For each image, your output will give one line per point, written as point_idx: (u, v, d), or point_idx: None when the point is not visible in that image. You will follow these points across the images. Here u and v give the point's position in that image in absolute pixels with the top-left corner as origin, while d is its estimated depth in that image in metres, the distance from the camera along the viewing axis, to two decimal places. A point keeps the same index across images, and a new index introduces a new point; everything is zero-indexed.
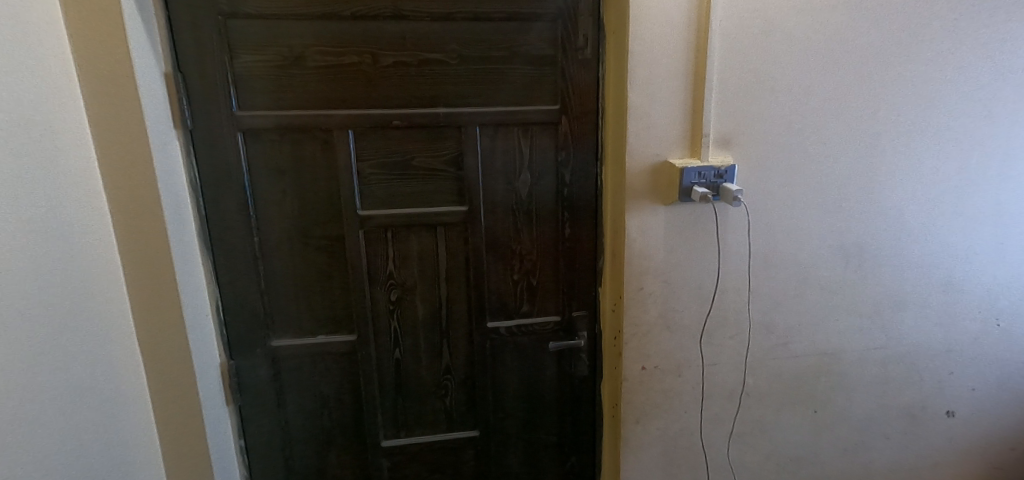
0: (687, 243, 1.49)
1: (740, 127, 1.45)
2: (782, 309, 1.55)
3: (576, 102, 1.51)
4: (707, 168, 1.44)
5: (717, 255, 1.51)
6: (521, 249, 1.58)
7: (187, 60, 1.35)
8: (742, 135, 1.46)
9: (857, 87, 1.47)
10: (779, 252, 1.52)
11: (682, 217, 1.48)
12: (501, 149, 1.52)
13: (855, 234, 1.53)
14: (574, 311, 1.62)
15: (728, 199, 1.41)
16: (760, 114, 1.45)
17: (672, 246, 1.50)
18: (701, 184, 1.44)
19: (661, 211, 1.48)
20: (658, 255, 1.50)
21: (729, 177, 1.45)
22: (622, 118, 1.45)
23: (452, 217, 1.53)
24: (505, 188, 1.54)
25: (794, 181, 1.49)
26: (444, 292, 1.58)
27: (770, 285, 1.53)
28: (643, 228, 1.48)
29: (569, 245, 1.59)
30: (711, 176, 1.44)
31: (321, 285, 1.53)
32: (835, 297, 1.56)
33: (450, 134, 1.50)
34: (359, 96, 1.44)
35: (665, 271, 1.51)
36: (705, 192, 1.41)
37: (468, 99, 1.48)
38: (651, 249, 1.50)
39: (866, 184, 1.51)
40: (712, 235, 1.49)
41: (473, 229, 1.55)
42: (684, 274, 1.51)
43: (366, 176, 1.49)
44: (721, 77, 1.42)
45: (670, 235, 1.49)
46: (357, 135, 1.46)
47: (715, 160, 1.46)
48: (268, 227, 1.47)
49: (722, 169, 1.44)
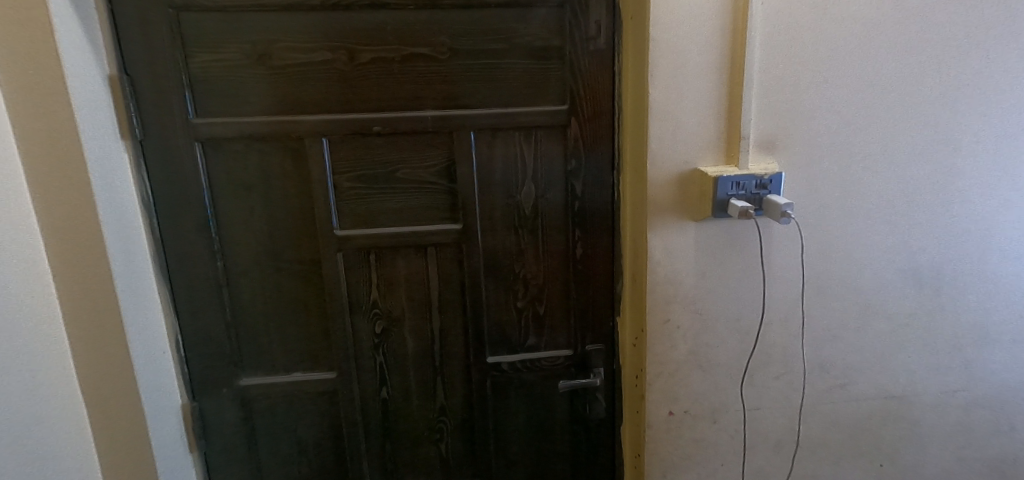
0: (723, 266, 1.26)
1: (785, 126, 1.21)
2: (840, 343, 1.29)
3: (588, 101, 1.29)
4: (747, 177, 1.20)
5: (759, 280, 1.26)
6: (525, 273, 1.36)
7: (135, 62, 1.18)
8: (788, 136, 1.21)
9: (932, 75, 1.21)
10: (835, 275, 1.27)
11: (716, 236, 1.24)
12: (501, 158, 1.30)
13: (929, 254, 1.26)
14: (589, 344, 1.38)
15: (773, 215, 1.16)
16: (810, 111, 1.21)
17: (704, 270, 1.26)
18: (739, 196, 1.20)
19: (690, 229, 1.25)
20: (687, 280, 1.27)
21: (774, 188, 1.21)
22: (642, 120, 1.23)
23: (444, 237, 1.33)
24: (505, 203, 1.32)
25: (852, 190, 1.24)
26: (437, 322, 1.37)
27: (825, 315, 1.28)
28: (668, 249, 1.26)
29: (582, 268, 1.36)
30: (752, 187, 1.20)
31: (296, 315, 1.34)
32: (904, 329, 1.29)
33: (440, 141, 1.29)
34: (335, 99, 1.24)
35: (696, 299, 1.27)
36: (747, 207, 1.16)
37: (461, 100, 1.27)
38: (678, 273, 1.26)
39: (944, 193, 1.24)
40: (753, 257, 1.25)
41: (469, 251, 1.33)
42: (719, 302, 1.27)
43: (344, 191, 1.29)
44: (762, 67, 1.19)
45: (702, 257, 1.25)
46: (333, 144, 1.26)
47: (757, 167, 1.22)
48: (233, 251, 1.30)
49: (766, 178, 1.20)
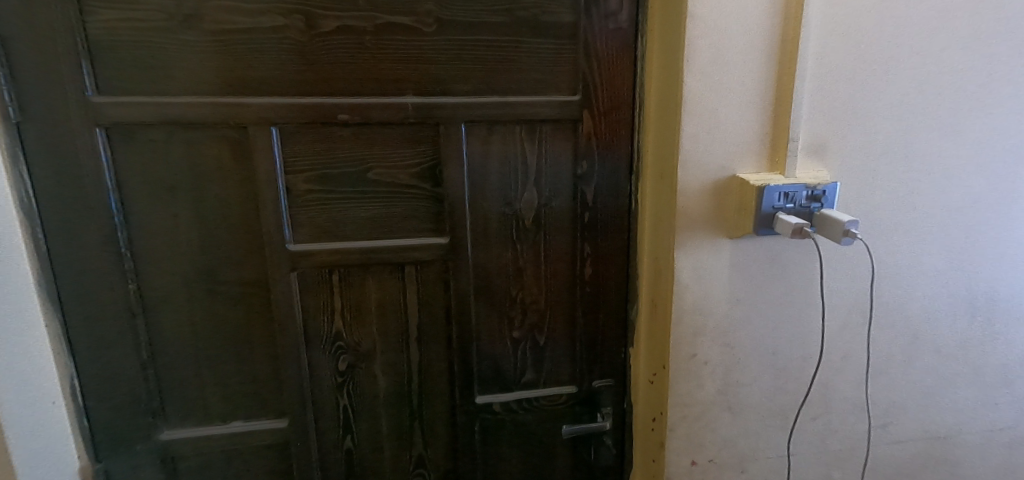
0: (761, 292, 1.07)
1: (839, 128, 1.02)
2: (884, 378, 1.13)
3: (604, 91, 1.06)
4: (797, 187, 1.00)
5: (802, 308, 1.08)
6: (523, 296, 1.14)
7: (7, 17, 0.86)
8: (841, 140, 1.02)
9: (1004, 72, 1.04)
10: (884, 303, 1.09)
11: (755, 257, 1.05)
12: (497, 158, 1.06)
13: (985, 278, 1.11)
14: (596, 380, 1.18)
15: (833, 235, 0.96)
16: (868, 111, 1.02)
17: (738, 296, 1.06)
18: (787, 210, 1.01)
19: (724, 249, 1.05)
20: (718, 308, 1.07)
21: (827, 201, 1.01)
22: (671, 116, 1.01)
23: (426, 254, 1.08)
24: (501, 213, 1.09)
25: (909, 205, 1.06)
26: (415, 356, 1.13)
27: (870, 347, 1.11)
28: (698, 272, 1.05)
29: (590, 291, 1.14)
30: (802, 199, 1.01)
31: (235, 350, 1.06)
32: (953, 362, 1.14)
33: (423, 135, 1.03)
34: (288, 78, 0.96)
35: (727, 329, 1.08)
36: (802, 224, 0.97)
37: (451, 85, 1.02)
38: (709, 300, 1.06)
39: (1006, 210, 1.09)
40: (795, 280, 1.06)
41: (456, 270, 1.09)
42: (754, 334, 1.08)
43: (300, 196, 1.01)
44: (817, 56, 0.99)
45: (736, 281, 1.06)
46: (285, 135, 0.98)
47: (806, 175, 1.02)
48: (150, 270, 1.00)
49: (819, 188, 1.01)
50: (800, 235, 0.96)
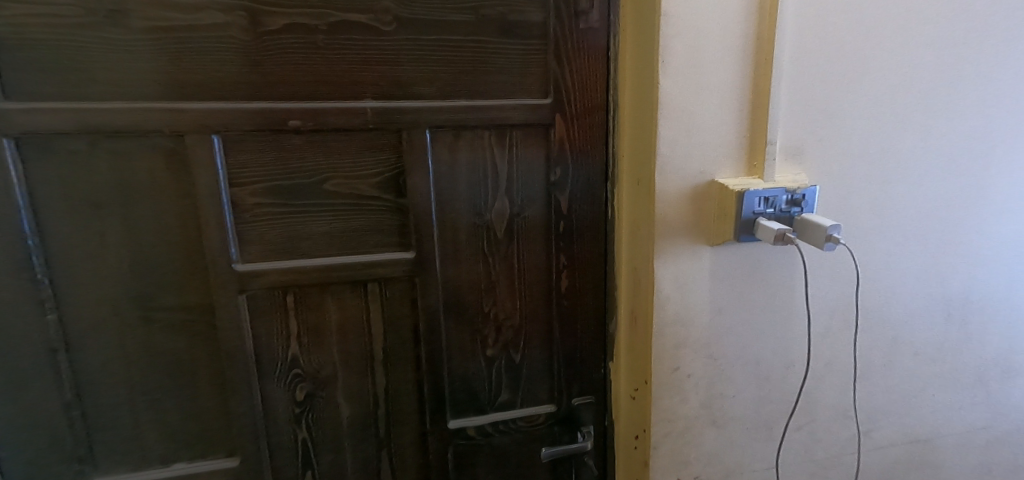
0: (743, 300, 1.03)
1: (817, 129, 0.99)
2: (864, 382, 1.12)
3: (577, 94, 1.01)
4: (778, 191, 0.96)
5: (783, 314, 1.05)
6: (496, 312, 1.08)
7: None
8: (819, 141, 0.99)
9: (974, 72, 1.03)
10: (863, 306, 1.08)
11: (737, 265, 1.01)
12: (465, 166, 0.99)
13: (959, 278, 1.11)
14: (576, 398, 1.13)
15: (815, 240, 0.92)
16: (845, 112, 0.99)
17: (720, 305, 1.03)
18: (767, 215, 0.97)
19: (705, 256, 1.00)
20: (700, 318, 1.03)
21: (807, 205, 0.98)
22: (647, 120, 0.96)
23: (390, 271, 1.00)
24: (471, 225, 1.02)
25: (886, 206, 1.04)
26: (381, 382, 1.04)
27: (850, 352, 1.09)
28: (679, 282, 1.01)
29: (568, 304, 1.09)
30: (782, 204, 0.97)
31: (175, 384, 0.94)
32: (930, 363, 1.13)
33: (385, 143, 0.95)
34: (230, 81, 0.87)
35: (710, 340, 1.04)
36: (785, 230, 0.92)
37: (413, 88, 0.94)
38: (691, 310, 1.02)
39: (979, 209, 1.08)
40: (776, 286, 1.03)
41: (424, 287, 1.02)
42: (736, 343, 1.05)
43: (248, 211, 0.91)
44: (793, 55, 0.95)
45: (717, 289, 1.02)
46: (230, 144, 0.88)
47: (785, 179, 0.98)
48: (74, 299, 0.88)
49: (799, 192, 0.97)
50: (783, 240, 0.92)
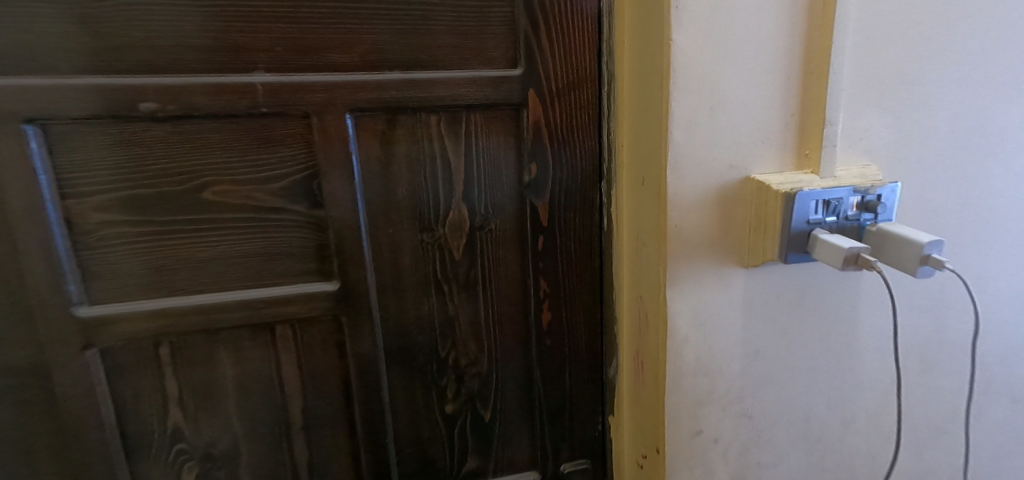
0: (788, 340, 0.76)
1: (894, 100, 0.70)
2: (948, 442, 0.84)
3: (557, 63, 0.75)
4: (842, 192, 0.69)
5: (841, 356, 0.78)
6: (457, 355, 0.82)
7: None
8: (897, 119, 0.71)
9: None
10: (949, 343, 0.80)
11: (779, 293, 0.74)
12: (406, 164, 0.74)
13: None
14: (566, 463, 0.89)
15: (904, 265, 0.66)
16: (934, 75, 0.70)
17: (757, 347, 0.76)
18: (827, 225, 0.69)
19: (737, 283, 0.73)
20: (730, 364, 0.76)
21: (886, 210, 0.70)
22: (652, 95, 0.69)
23: (305, 310, 0.73)
24: (416, 242, 0.77)
25: (986, 208, 0.76)
26: (302, 454, 0.78)
27: (930, 405, 0.82)
28: (701, 318, 0.74)
29: (552, 343, 0.84)
30: (847, 209, 0.69)
31: (13, 469, 0.70)
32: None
33: (289, 132, 0.68)
34: (48, 48, 0.60)
35: (744, 392, 0.77)
36: (861, 249, 0.65)
37: (322, 55, 0.67)
38: (717, 354, 0.75)
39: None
40: (833, 320, 0.76)
41: (354, 328, 0.75)
42: (779, 395, 0.78)
43: (95, 233, 0.65)
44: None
45: (753, 326, 0.75)
46: (57, 140, 0.62)
47: (849, 173, 0.71)
48: None
49: (873, 192, 0.69)
50: (859, 265, 0.65)
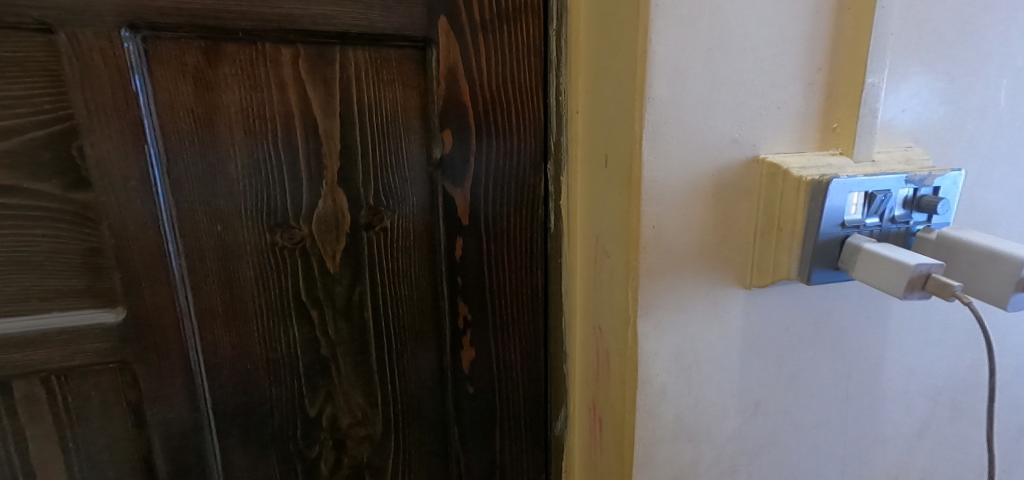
0: (818, 408, 0.49)
1: (969, 44, 0.42)
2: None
3: None
4: (890, 181, 0.39)
5: (887, 413, 0.51)
6: (335, 417, 0.53)
7: None
8: (971, 76, 0.42)
9: None
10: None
11: (808, 340, 0.46)
12: (240, 122, 0.47)
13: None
14: None
15: (982, 293, 0.38)
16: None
17: (759, 398, 0.48)
18: (868, 232, 0.40)
19: (737, 319, 0.45)
20: (722, 425, 0.48)
21: (947, 210, 0.40)
22: (624, 17, 0.40)
23: (60, 356, 0.45)
24: (262, 247, 0.48)
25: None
26: None
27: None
28: (686, 361, 0.45)
29: (479, 392, 0.56)
30: (895, 208, 0.40)
31: None
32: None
33: (35, 64, 0.42)
34: None
35: (741, 463, 0.49)
36: (935, 266, 0.36)
37: None
38: (707, 410, 0.47)
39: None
40: (873, 357, 0.48)
41: (155, 383, 0.47)
42: (794, 466, 0.50)
43: None
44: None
45: (760, 370, 0.47)
46: None
47: (890, 158, 0.41)
48: None
49: (930, 183, 0.40)
50: (930, 291, 0.36)
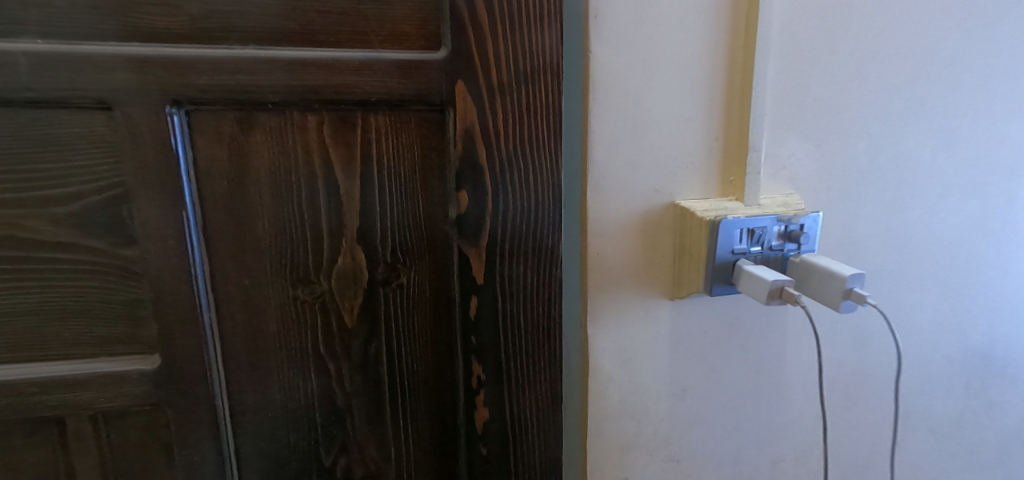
0: (730, 385, 0.60)
1: (830, 118, 0.54)
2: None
3: (502, 48, 0.51)
4: (766, 220, 0.52)
5: (788, 398, 0.62)
6: (348, 467, 0.55)
7: None
8: (822, 147, 0.55)
9: None
10: (913, 381, 0.65)
11: (718, 332, 0.58)
12: (269, 185, 0.50)
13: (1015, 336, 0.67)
14: None
15: (826, 301, 0.51)
16: (868, 89, 0.54)
17: (686, 384, 0.58)
18: (751, 257, 0.53)
19: (664, 324, 0.56)
20: (657, 405, 0.58)
21: (809, 242, 0.53)
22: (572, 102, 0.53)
23: (104, 398, 0.49)
24: (285, 301, 0.51)
25: (945, 248, 0.61)
26: None
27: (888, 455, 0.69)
28: (627, 353, 0.56)
29: (492, 455, 0.55)
30: (772, 239, 0.53)
31: None
32: (991, 469, 0.72)
33: (90, 138, 0.47)
34: None
35: (672, 434, 0.60)
36: (788, 281, 0.49)
37: (145, 22, 0.46)
38: (644, 391, 0.58)
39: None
40: (774, 352, 0.60)
41: (182, 426, 0.50)
42: (713, 436, 0.61)
43: None
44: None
45: (685, 361, 0.58)
46: None
47: (772, 202, 0.54)
48: None
49: (795, 221, 0.53)
50: (784, 299, 0.49)
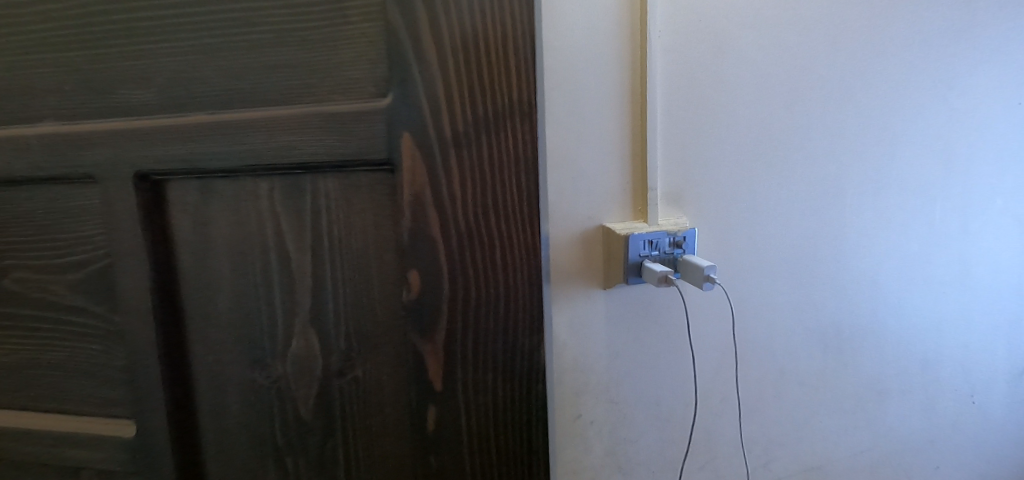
0: (644, 331, 0.63)
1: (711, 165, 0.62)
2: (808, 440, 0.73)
3: (461, 88, 0.39)
4: (660, 233, 0.60)
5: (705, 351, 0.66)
6: None
7: None
8: (708, 192, 0.63)
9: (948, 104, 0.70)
10: (781, 346, 0.69)
11: (627, 286, 0.62)
12: (228, 254, 0.46)
13: (876, 309, 0.72)
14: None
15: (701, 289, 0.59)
16: (731, 151, 0.63)
17: (620, 347, 0.63)
18: (654, 260, 0.60)
19: (595, 298, 0.61)
20: (594, 361, 0.62)
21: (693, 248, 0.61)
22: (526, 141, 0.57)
23: (97, 457, 0.50)
24: (246, 383, 0.47)
25: (804, 253, 0.67)
26: None
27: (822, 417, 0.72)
28: (576, 325, 0.61)
29: None
30: (666, 246, 0.60)
31: None
32: (852, 411, 0.74)
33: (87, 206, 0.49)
34: None
35: (613, 390, 0.63)
36: (668, 271, 0.58)
37: (123, 94, 0.46)
38: (584, 354, 0.62)
39: (937, 226, 0.72)
40: (681, 311, 0.64)
41: None
42: (647, 385, 0.64)
43: None
44: (664, 41, 0.59)
45: (613, 318, 0.62)
46: None
47: (667, 222, 0.61)
48: None
49: (681, 235, 0.61)
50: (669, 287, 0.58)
